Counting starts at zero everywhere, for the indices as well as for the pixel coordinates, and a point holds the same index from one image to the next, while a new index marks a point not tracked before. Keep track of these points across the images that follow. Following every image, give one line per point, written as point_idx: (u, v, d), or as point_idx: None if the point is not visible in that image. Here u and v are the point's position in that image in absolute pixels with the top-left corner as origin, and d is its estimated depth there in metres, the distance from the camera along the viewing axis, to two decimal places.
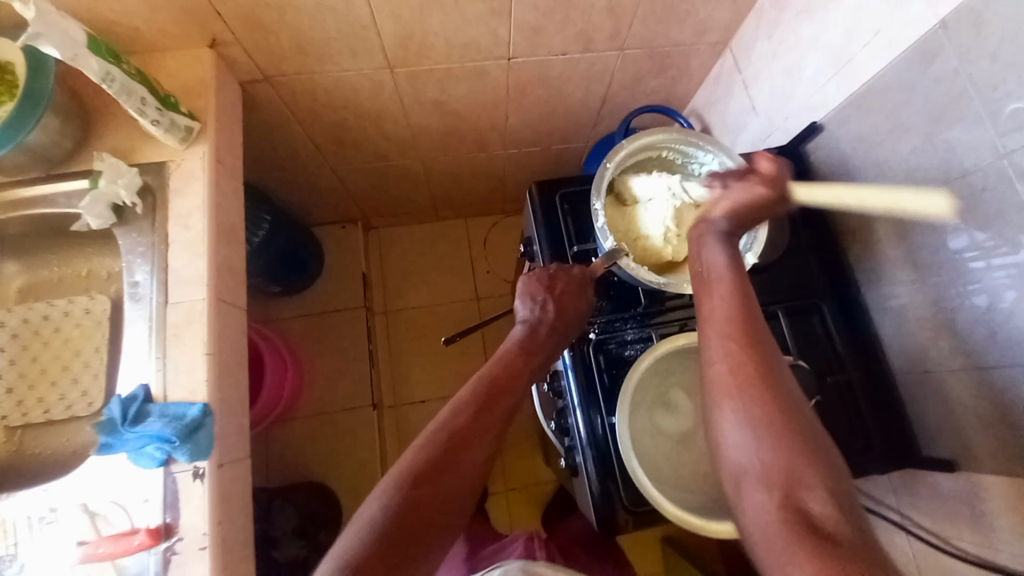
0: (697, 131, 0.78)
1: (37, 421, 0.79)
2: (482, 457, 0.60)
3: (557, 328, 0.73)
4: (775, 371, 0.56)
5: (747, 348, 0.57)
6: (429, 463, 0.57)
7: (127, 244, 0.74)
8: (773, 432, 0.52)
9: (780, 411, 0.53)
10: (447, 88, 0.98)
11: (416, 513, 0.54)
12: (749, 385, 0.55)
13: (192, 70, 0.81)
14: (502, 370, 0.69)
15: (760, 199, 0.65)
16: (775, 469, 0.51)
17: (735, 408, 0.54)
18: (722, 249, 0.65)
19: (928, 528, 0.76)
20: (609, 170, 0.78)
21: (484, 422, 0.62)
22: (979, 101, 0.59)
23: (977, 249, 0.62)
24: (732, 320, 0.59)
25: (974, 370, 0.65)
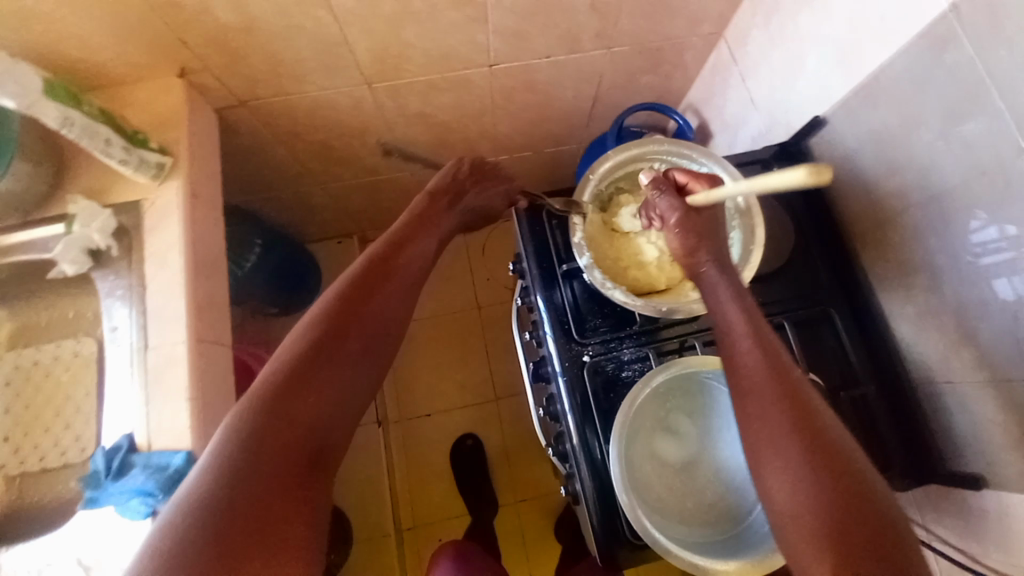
0: (687, 141, 0.75)
1: (33, 469, 0.78)
2: (387, 304, 0.62)
3: (470, 190, 0.79)
4: (816, 418, 0.50)
5: (784, 396, 0.52)
6: (335, 312, 0.58)
7: (106, 287, 0.72)
8: (823, 490, 0.46)
9: (827, 464, 0.48)
10: (429, 99, 0.94)
11: (323, 358, 0.54)
12: (791, 439, 0.49)
13: (163, 102, 0.78)
14: (416, 216, 0.72)
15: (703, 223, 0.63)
16: (823, 532, 0.45)
17: (771, 458, 0.50)
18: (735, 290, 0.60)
19: (955, 545, 0.71)
20: (592, 182, 0.77)
21: (401, 258, 0.66)
22: (998, 94, 0.54)
23: (1006, 242, 0.56)
24: (765, 364, 0.54)
25: (1002, 381, 0.60)
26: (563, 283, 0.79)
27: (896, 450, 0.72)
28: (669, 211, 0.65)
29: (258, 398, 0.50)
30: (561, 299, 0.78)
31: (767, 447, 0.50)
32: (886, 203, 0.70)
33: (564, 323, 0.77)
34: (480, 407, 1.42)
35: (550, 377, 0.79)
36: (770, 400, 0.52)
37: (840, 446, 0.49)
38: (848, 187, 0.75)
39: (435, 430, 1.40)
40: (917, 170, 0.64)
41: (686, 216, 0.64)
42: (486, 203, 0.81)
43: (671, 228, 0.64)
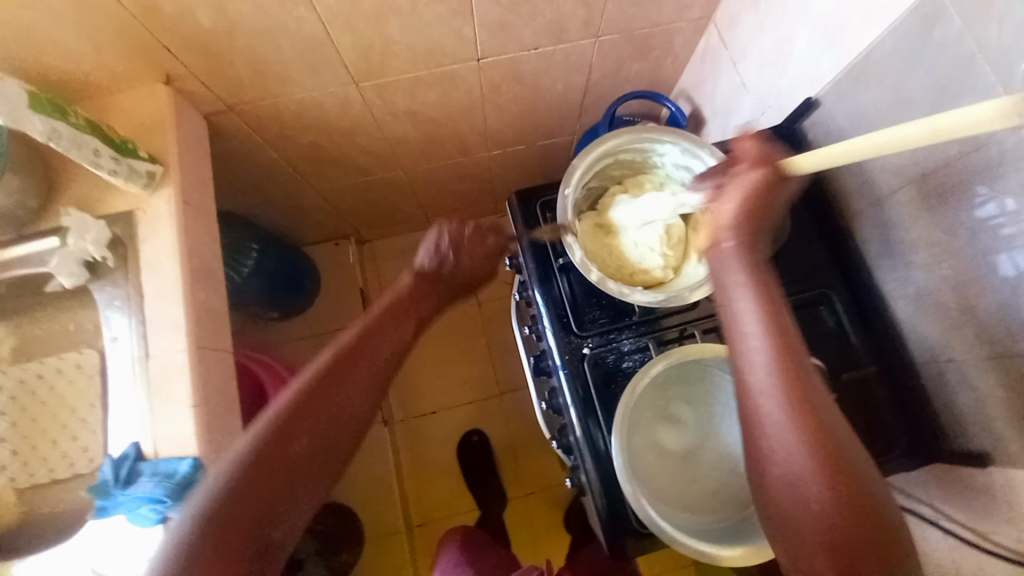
0: (648, 126, 0.75)
1: (43, 481, 0.79)
2: (354, 398, 0.62)
3: (455, 274, 0.77)
4: (827, 426, 0.50)
5: (798, 405, 0.51)
6: (303, 402, 0.60)
7: (104, 298, 0.72)
8: (832, 503, 0.49)
9: (838, 477, 0.49)
10: (418, 95, 0.94)
11: (283, 458, 0.57)
12: (805, 454, 0.50)
13: (149, 110, 0.78)
14: (400, 299, 0.72)
15: (773, 186, 0.56)
16: (829, 541, 0.48)
17: (779, 470, 0.51)
18: (755, 281, 0.56)
19: (963, 524, 0.71)
20: (569, 196, 0.75)
21: (391, 327, 0.69)
22: (989, 67, 0.53)
23: (1005, 217, 0.55)
24: (779, 370, 0.52)
25: (1003, 358, 0.60)
26: (559, 276, 0.79)
27: (898, 429, 0.72)
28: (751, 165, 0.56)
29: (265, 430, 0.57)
30: (559, 291, 0.78)
31: (778, 455, 0.51)
32: (880, 182, 0.70)
33: (562, 316, 0.77)
34: (484, 402, 1.43)
35: (551, 371, 0.79)
36: (784, 411, 0.51)
37: (849, 454, 0.50)
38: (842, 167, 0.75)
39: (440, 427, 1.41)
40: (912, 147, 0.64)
41: (771, 176, 0.55)
42: (473, 270, 0.78)
43: (748, 183, 0.55)
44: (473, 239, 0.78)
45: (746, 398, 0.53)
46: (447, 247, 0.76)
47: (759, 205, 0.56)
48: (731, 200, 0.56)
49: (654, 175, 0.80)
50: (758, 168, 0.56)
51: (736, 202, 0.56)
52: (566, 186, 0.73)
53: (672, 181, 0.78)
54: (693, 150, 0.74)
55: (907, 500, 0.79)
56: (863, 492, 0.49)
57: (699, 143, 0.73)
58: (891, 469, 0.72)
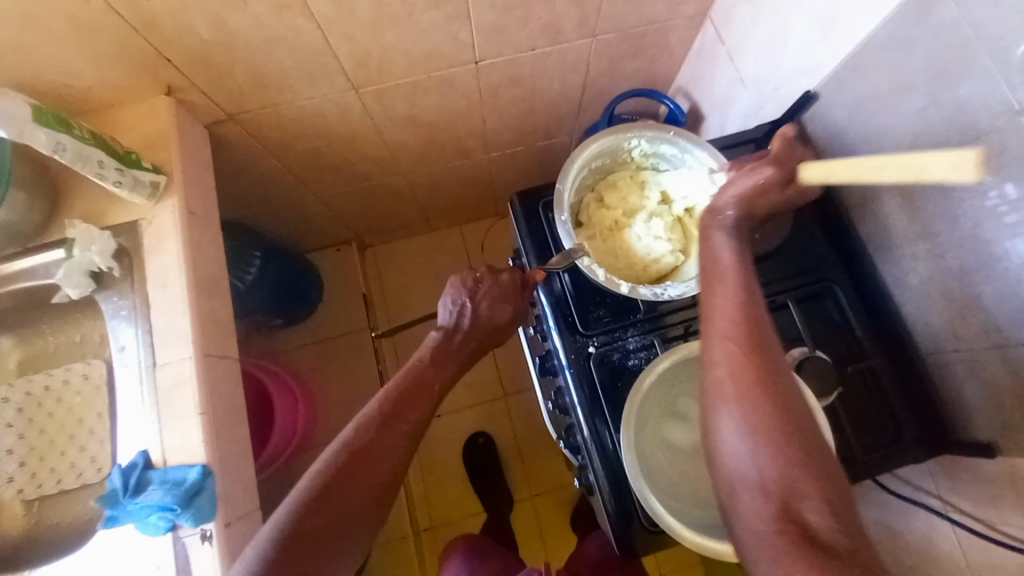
0: (610, 130, 0.75)
1: (52, 492, 0.79)
2: (381, 471, 0.61)
3: (473, 334, 0.73)
4: (780, 376, 0.53)
5: (750, 351, 0.55)
6: (334, 475, 0.59)
7: (110, 308, 0.73)
8: (775, 444, 0.50)
9: (782, 420, 0.51)
10: (416, 101, 0.94)
11: (313, 537, 0.56)
12: (752, 393, 0.52)
13: (151, 122, 0.79)
14: (424, 363, 0.70)
15: (782, 185, 0.63)
16: (770, 479, 0.49)
17: (727, 406, 0.53)
18: (732, 245, 0.63)
19: (972, 514, 0.69)
20: (566, 222, 0.74)
21: (418, 395, 0.67)
22: (986, 54, 0.53)
23: (1006, 205, 0.55)
24: (738, 320, 0.56)
25: (1009, 346, 0.59)
26: (563, 276, 0.79)
27: (906, 421, 0.72)
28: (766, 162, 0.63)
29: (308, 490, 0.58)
30: (563, 292, 0.78)
31: (725, 395, 0.53)
32: None
33: (567, 315, 0.77)
34: (490, 405, 1.43)
35: (557, 371, 0.79)
36: (739, 355, 0.54)
37: (796, 403, 0.52)
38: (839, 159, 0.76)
39: (446, 430, 1.41)
40: (910, 138, 0.64)
41: (780, 175, 0.62)
42: (492, 321, 0.74)
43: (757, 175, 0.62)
44: (490, 288, 0.75)
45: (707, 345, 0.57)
46: (463, 299, 0.74)
47: (760, 193, 0.63)
48: (739, 185, 0.63)
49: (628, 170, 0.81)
50: (773, 164, 0.62)
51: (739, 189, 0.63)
52: (561, 215, 0.73)
53: (646, 169, 0.80)
54: (661, 137, 0.76)
55: (912, 491, 0.77)
56: (808, 439, 0.50)
57: (662, 130, 0.75)
58: (900, 462, 0.72)
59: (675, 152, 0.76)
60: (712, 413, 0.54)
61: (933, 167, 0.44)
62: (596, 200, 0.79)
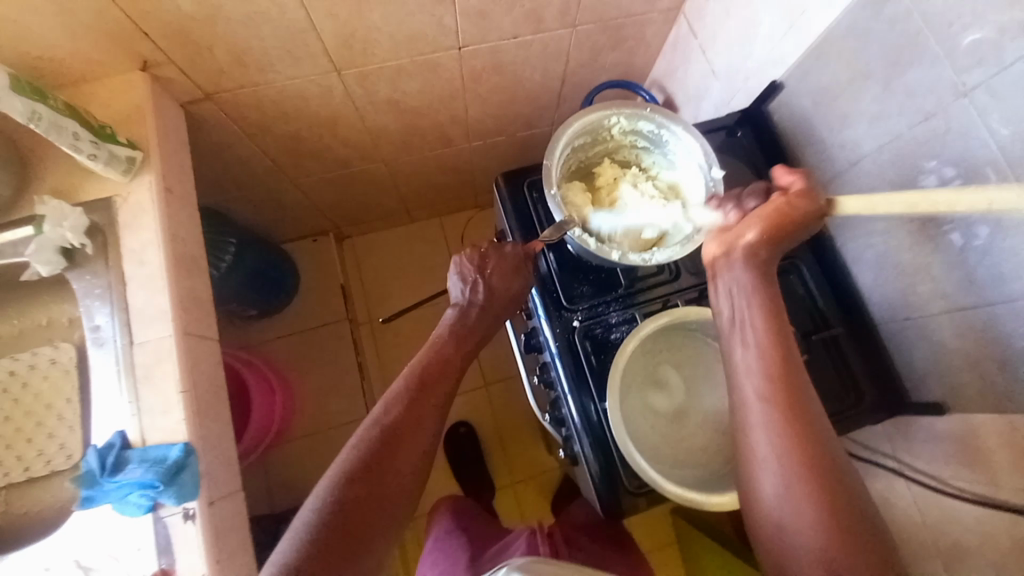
0: (588, 110, 0.78)
1: (17, 480, 0.76)
2: (415, 449, 0.62)
3: (489, 308, 0.74)
4: (819, 443, 0.55)
5: (786, 413, 0.56)
6: (367, 461, 0.59)
7: (83, 286, 0.71)
8: (820, 522, 0.52)
9: (822, 484, 0.53)
10: (399, 84, 0.95)
11: (356, 507, 0.57)
12: (790, 457, 0.54)
13: (127, 97, 0.77)
14: (446, 338, 0.71)
15: (804, 222, 0.61)
16: (811, 541, 0.52)
17: (767, 470, 0.55)
18: (755, 298, 0.62)
19: (925, 471, 0.75)
20: (555, 198, 0.76)
21: (442, 371, 0.69)
22: (936, 41, 0.59)
23: (946, 187, 0.62)
24: (769, 380, 0.58)
25: (954, 311, 0.65)
26: (547, 254, 0.81)
27: (866, 386, 0.77)
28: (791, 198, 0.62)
29: (346, 473, 0.58)
30: (549, 271, 0.80)
31: (764, 456, 0.56)
32: (840, 157, 0.76)
33: (552, 292, 0.80)
34: (471, 394, 1.44)
35: (542, 347, 0.81)
36: (776, 419, 0.56)
37: (838, 467, 0.54)
38: (804, 143, 0.81)
39: None
40: (869, 121, 0.70)
41: (806, 212, 0.61)
42: (504, 292, 0.75)
43: (777, 213, 0.61)
44: (495, 261, 0.76)
45: (743, 408, 0.59)
46: (472, 273, 0.75)
47: (790, 237, 0.62)
48: (754, 231, 0.62)
49: (607, 147, 0.84)
50: (802, 199, 0.61)
51: (758, 229, 0.62)
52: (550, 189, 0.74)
53: (624, 146, 0.84)
54: (637, 113, 0.79)
55: (870, 453, 0.83)
56: (846, 504, 0.53)
57: (640, 108, 0.79)
58: (860, 423, 0.76)
59: (652, 128, 0.80)
60: (753, 474, 0.57)
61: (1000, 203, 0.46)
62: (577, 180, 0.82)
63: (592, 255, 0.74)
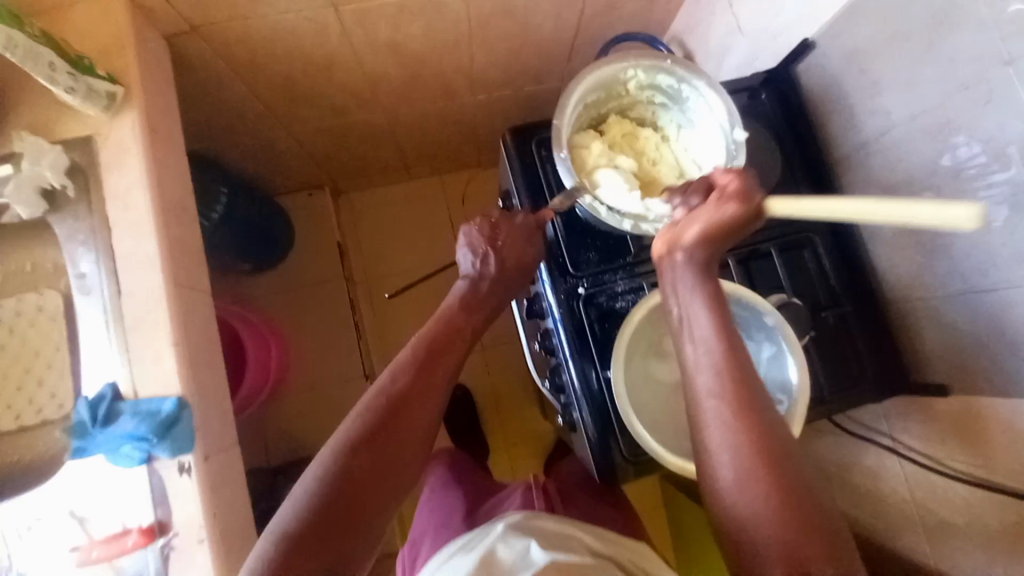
0: (605, 60, 0.74)
1: (9, 428, 0.75)
2: (422, 418, 0.62)
3: (500, 280, 0.72)
4: (771, 435, 0.51)
5: (736, 399, 0.53)
6: (371, 427, 0.59)
7: (65, 231, 0.67)
8: (774, 509, 0.49)
9: (780, 481, 0.50)
10: (402, 26, 0.88)
11: (359, 478, 0.56)
12: (743, 446, 0.51)
13: (105, 25, 0.71)
14: (457, 308, 0.70)
15: (746, 223, 0.55)
16: (773, 540, 0.48)
17: (724, 465, 0.52)
18: (701, 287, 0.57)
19: (919, 450, 0.75)
20: (565, 160, 0.72)
21: (451, 342, 0.67)
22: (985, 4, 0.54)
23: (976, 166, 0.59)
24: (721, 376, 0.54)
25: (969, 293, 0.63)
26: (555, 217, 0.78)
27: (869, 364, 0.76)
28: (729, 194, 0.55)
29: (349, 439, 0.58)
30: (555, 236, 0.77)
31: (719, 451, 0.52)
32: (868, 124, 0.72)
33: (557, 258, 0.77)
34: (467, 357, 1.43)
35: (544, 313, 0.79)
36: (728, 411, 0.52)
37: (796, 462, 0.51)
38: (831, 109, 0.77)
39: None
40: (902, 87, 0.65)
41: (746, 211, 0.54)
42: (517, 261, 0.72)
43: (719, 215, 0.55)
44: (508, 231, 0.73)
45: (695, 403, 0.55)
46: (484, 244, 0.72)
47: (727, 233, 0.56)
48: (696, 225, 0.56)
49: (621, 104, 0.79)
50: (738, 201, 0.54)
51: (702, 227, 0.56)
52: (559, 151, 0.71)
53: (641, 103, 0.79)
54: (658, 65, 0.75)
55: (864, 430, 0.83)
56: (805, 501, 0.49)
57: (659, 59, 0.74)
58: (861, 401, 0.76)
59: (672, 82, 0.76)
60: (709, 462, 0.53)
61: (928, 220, 0.40)
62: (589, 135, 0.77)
63: (601, 221, 0.72)
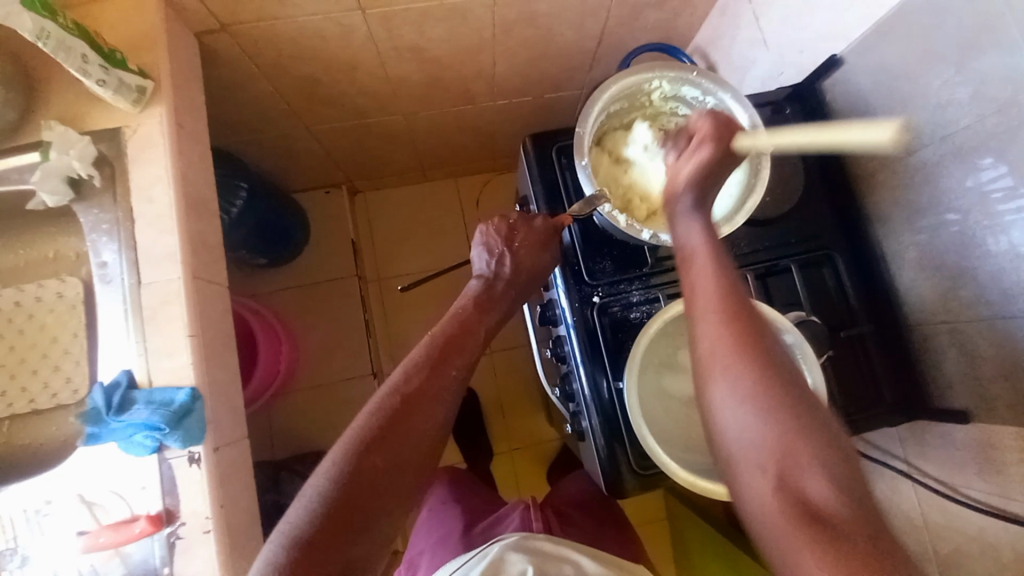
0: (632, 70, 0.74)
1: (23, 412, 0.76)
2: (433, 418, 0.61)
3: (514, 282, 0.71)
4: (770, 355, 0.51)
5: (733, 320, 0.53)
6: (382, 425, 0.59)
7: (89, 221, 0.68)
8: (769, 423, 0.48)
9: (776, 394, 0.49)
10: (426, 30, 0.88)
11: (372, 476, 0.56)
12: (738, 364, 0.51)
13: (138, 20, 0.72)
14: (471, 308, 0.69)
15: (725, 163, 0.60)
16: (767, 452, 0.47)
17: (720, 385, 0.51)
18: (701, 219, 0.60)
19: (934, 476, 0.74)
20: (587, 168, 0.72)
21: (464, 343, 0.66)
22: (1018, 27, 0.53)
23: (1003, 189, 0.58)
24: (717, 298, 0.54)
25: (995, 319, 0.62)
26: (572, 224, 0.78)
27: (887, 389, 0.76)
28: (704, 139, 0.60)
29: (360, 435, 0.58)
30: (571, 243, 0.77)
31: (716, 373, 0.52)
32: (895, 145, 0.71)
33: (572, 265, 0.77)
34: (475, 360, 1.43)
35: (558, 320, 0.79)
36: (723, 327, 0.53)
37: (796, 380, 0.50)
38: None
39: None
40: (932, 109, 0.64)
41: (724, 153, 0.59)
42: (532, 265, 0.72)
43: (698, 156, 0.60)
44: (524, 233, 0.73)
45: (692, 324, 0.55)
46: (499, 245, 0.72)
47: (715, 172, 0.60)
48: (688, 165, 0.60)
49: (644, 114, 0.79)
50: (714, 140, 0.59)
51: (694, 163, 0.59)
52: (581, 158, 0.71)
53: (664, 114, 0.79)
54: (684, 76, 0.74)
55: (879, 453, 0.82)
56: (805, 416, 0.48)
57: (686, 71, 0.74)
58: (877, 424, 0.75)
59: (697, 94, 0.75)
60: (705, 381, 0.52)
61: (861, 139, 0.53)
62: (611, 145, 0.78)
63: (620, 231, 0.71)
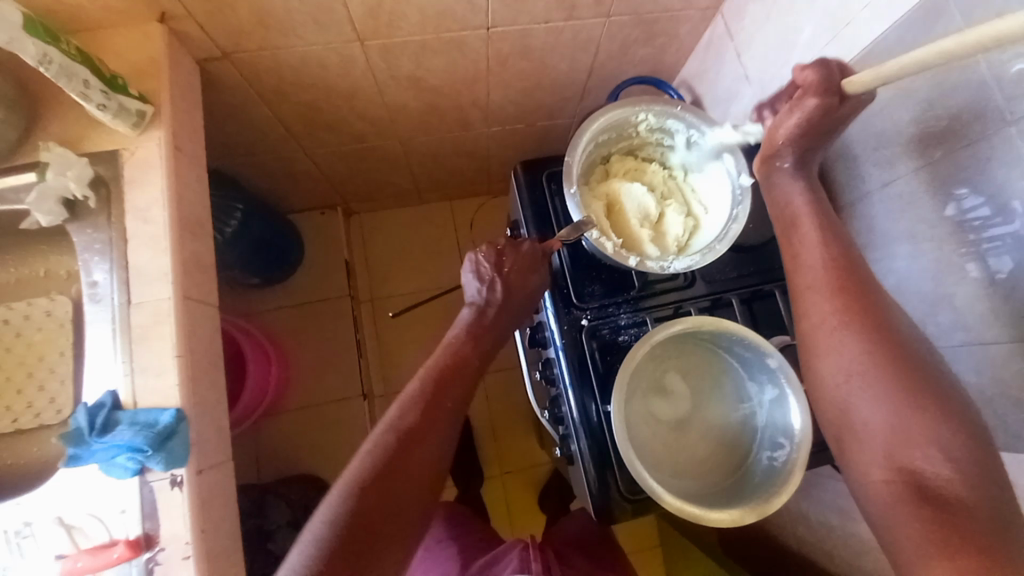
0: (617, 104, 0.76)
1: (5, 432, 0.75)
2: (431, 455, 0.62)
3: (506, 308, 0.72)
4: (879, 323, 0.58)
5: (841, 293, 0.60)
6: (380, 463, 0.59)
7: (83, 240, 0.68)
8: (875, 379, 0.56)
9: (890, 364, 0.56)
10: (423, 61, 0.91)
11: (370, 517, 0.56)
12: (847, 332, 0.58)
13: (143, 49, 0.74)
14: (465, 338, 0.70)
15: (834, 110, 0.60)
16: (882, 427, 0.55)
17: (829, 360, 0.59)
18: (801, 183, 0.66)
19: None
20: (575, 196, 0.74)
21: (458, 376, 0.67)
22: (985, 67, 0.56)
23: (979, 218, 0.60)
24: (825, 268, 0.62)
25: (977, 345, 0.63)
26: (562, 250, 0.79)
27: None
28: (811, 88, 0.59)
29: (358, 476, 0.58)
30: (560, 267, 0.79)
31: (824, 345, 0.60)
32: (874, 176, 0.73)
33: (562, 289, 0.78)
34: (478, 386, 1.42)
35: (547, 343, 0.80)
36: (827, 304, 0.60)
37: (906, 344, 0.57)
38: (834, 157, 0.78)
39: None
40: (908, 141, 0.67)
41: (830, 102, 0.59)
42: (525, 290, 0.73)
43: (807, 108, 0.60)
44: (514, 258, 0.74)
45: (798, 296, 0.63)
46: (489, 271, 0.73)
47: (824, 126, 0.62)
48: (788, 122, 0.62)
49: (631, 144, 0.82)
50: (823, 89, 0.59)
51: (794, 121, 0.62)
52: (570, 187, 0.73)
53: (650, 144, 0.82)
54: (665, 108, 0.77)
55: None
56: (922, 379, 0.55)
57: (670, 105, 0.77)
58: None
59: (681, 127, 0.78)
60: (813, 355, 0.61)
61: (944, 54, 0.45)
62: (596, 174, 0.80)
63: (606, 256, 0.73)
